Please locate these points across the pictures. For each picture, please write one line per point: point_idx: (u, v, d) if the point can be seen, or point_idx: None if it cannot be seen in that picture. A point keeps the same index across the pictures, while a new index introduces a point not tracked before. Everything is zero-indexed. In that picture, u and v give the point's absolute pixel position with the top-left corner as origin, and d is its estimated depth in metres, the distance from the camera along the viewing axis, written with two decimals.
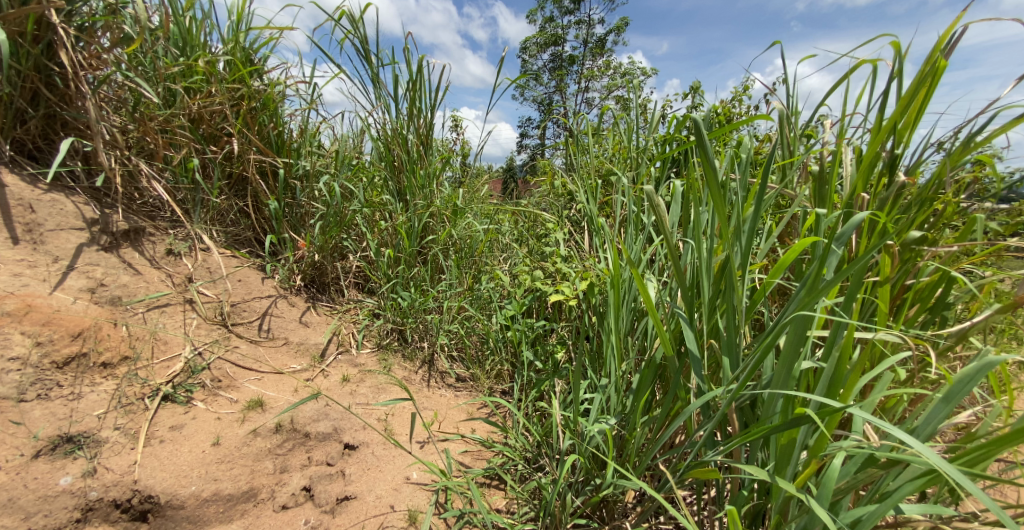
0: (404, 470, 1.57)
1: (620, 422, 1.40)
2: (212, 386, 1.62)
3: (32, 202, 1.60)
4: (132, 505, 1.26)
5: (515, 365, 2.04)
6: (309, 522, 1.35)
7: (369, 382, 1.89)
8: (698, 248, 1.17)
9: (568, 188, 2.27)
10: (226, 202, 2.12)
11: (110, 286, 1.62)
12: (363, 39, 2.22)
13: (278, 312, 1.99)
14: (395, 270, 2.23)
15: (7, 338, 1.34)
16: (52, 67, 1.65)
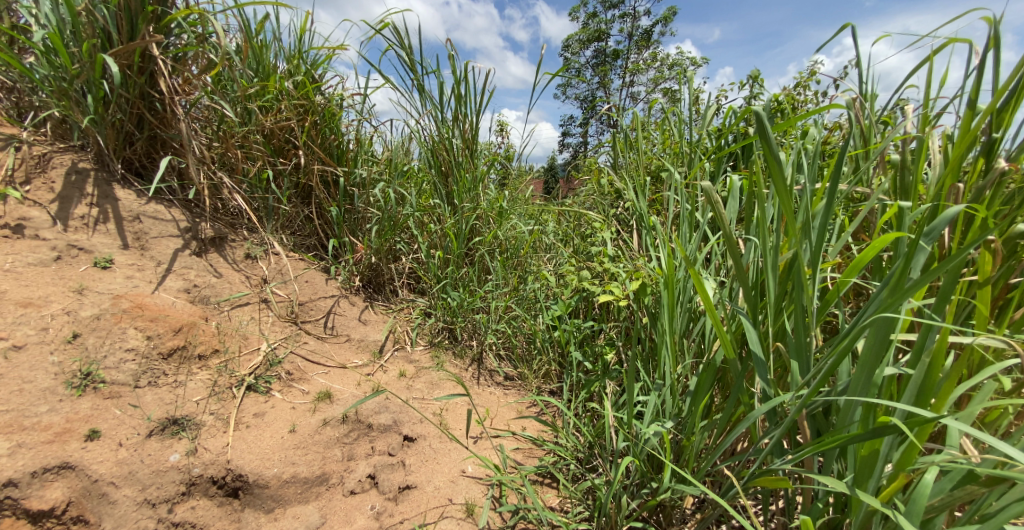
0: (459, 463, 1.66)
1: (677, 424, 1.42)
2: (287, 378, 1.77)
3: (139, 214, 1.81)
4: (226, 482, 1.42)
5: (563, 364, 2.09)
6: (375, 507, 1.48)
7: (424, 378, 2.01)
8: (763, 246, 1.16)
9: (615, 187, 2.30)
10: (294, 210, 2.29)
11: (202, 287, 1.82)
12: (409, 49, 2.34)
13: (341, 311, 2.15)
14: (445, 271, 2.34)
15: (124, 333, 1.53)
16: (154, 95, 1.86)
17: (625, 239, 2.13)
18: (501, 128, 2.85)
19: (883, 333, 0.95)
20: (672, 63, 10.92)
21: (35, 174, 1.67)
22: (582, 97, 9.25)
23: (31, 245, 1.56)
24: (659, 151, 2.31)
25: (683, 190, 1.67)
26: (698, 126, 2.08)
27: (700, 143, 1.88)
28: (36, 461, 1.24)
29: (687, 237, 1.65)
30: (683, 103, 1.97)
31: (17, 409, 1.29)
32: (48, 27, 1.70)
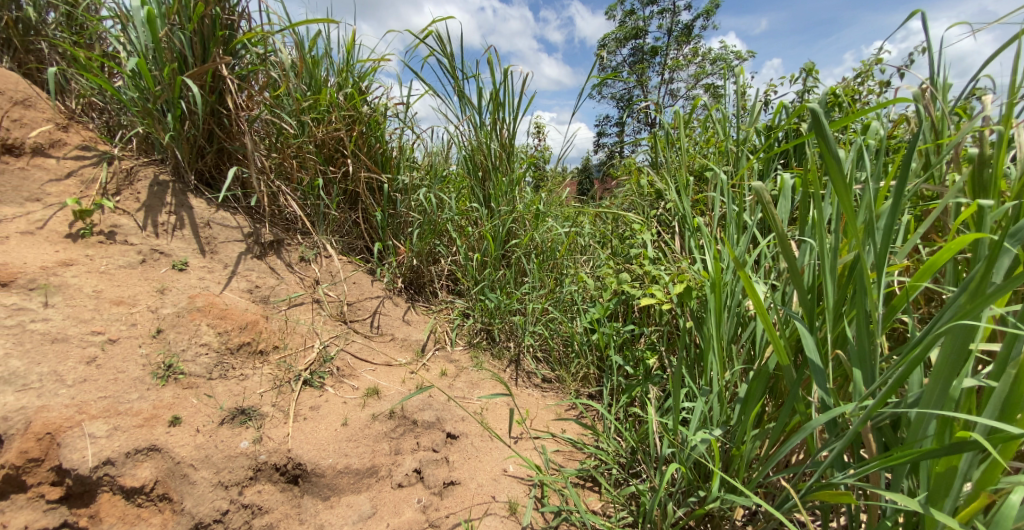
0: (502, 461, 1.70)
1: (726, 431, 1.41)
2: (338, 374, 1.88)
3: (209, 220, 1.97)
4: (287, 469, 1.49)
5: (603, 368, 2.11)
6: (422, 501, 1.53)
7: (464, 378, 2.08)
8: (821, 248, 1.15)
9: (654, 187, 2.31)
10: (343, 215, 2.40)
11: (263, 288, 1.96)
12: (448, 56, 2.43)
13: (385, 312, 2.25)
14: (483, 273, 2.42)
15: (198, 329, 1.65)
16: (222, 111, 2.01)
17: (666, 240, 2.12)
18: (538, 131, 2.90)
19: (961, 341, 0.92)
20: (711, 58, 10.66)
21: (123, 187, 1.84)
22: (619, 97, 9.18)
23: (118, 249, 1.72)
24: (702, 150, 2.29)
25: (729, 191, 1.66)
26: (745, 123, 2.06)
27: (747, 141, 1.85)
28: (124, 443, 1.32)
29: (734, 238, 1.64)
30: (726, 102, 1.96)
31: (112, 395, 1.38)
32: (134, 54, 1.88)
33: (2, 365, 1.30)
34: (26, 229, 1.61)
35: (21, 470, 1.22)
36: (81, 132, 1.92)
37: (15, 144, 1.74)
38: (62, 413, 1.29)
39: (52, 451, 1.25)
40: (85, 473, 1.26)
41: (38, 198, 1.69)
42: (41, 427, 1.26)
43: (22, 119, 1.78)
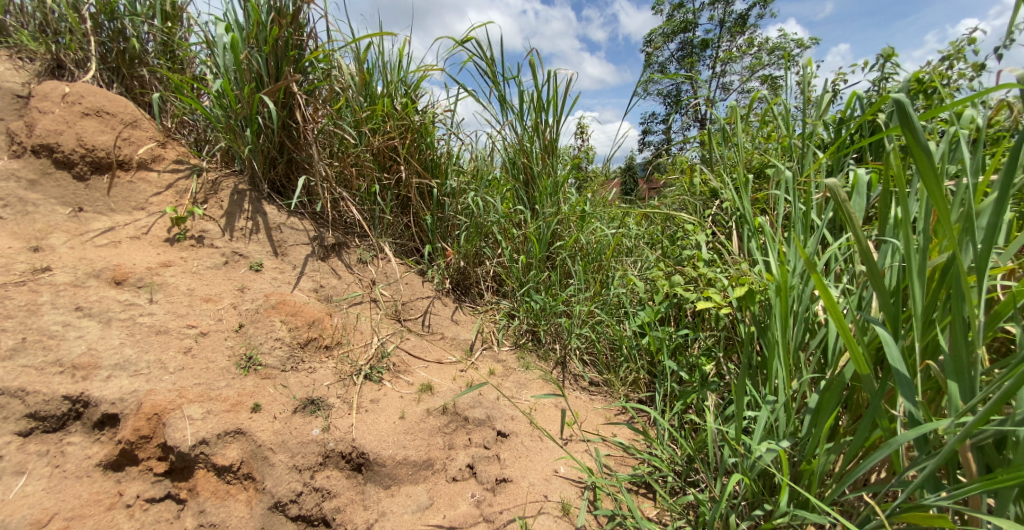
0: (552, 462, 1.70)
1: (794, 443, 1.36)
2: (394, 369, 1.94)
3: (281, 225, 2.14)
4: (352, 457, 1.55)
5: (654, 372, 2.09)
6: (475, 495, 1.56)
7: (512, 379, 2.12)
8: (909, 249, 1.11)
9: (710, 185, 2.27)
10: (396, 219, 2.50)
11: (326, 288, 2.10)
12: (489, 61, 2.50)
13: (436, 311, 2.34)
14: (528, 275, 2.46)
15: (273, 327, 1.76)
16: (293, 124, 2.17)
17: (721, 241, 2.07)
18: (581, 131, 2.90)
19: None
20: (767, 48, 10.15)
21: (209, 196, 2.03)
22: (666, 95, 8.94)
23: (206, 252, 1.90)
24: (759, 146, 2.22)
25: (796, 189, 1.60)
26: (811, 116, 1.97)
27: (813, 133, 1.77)
28: (216, 425, 1.43)
29: (801, 240, 1.57)
30: (785, 95, 1.88)
31: (205, 383, 1.51)
32: (219, 77, 2.10)
33: (118, 353, 1.45)
34: (135, 234, 1.83)
35: (134, 445, 1.34)
36: (175, 148, 2.11)
37: (125, 160, 1.95)
38: (165, 396, 1.42)
39: (159, 429, 1.37)
40: (186, 450, 1.37)
41: (143, 207, 1.91)
42: (150, 408, 1.38)
43: (130, 138, 1.98)
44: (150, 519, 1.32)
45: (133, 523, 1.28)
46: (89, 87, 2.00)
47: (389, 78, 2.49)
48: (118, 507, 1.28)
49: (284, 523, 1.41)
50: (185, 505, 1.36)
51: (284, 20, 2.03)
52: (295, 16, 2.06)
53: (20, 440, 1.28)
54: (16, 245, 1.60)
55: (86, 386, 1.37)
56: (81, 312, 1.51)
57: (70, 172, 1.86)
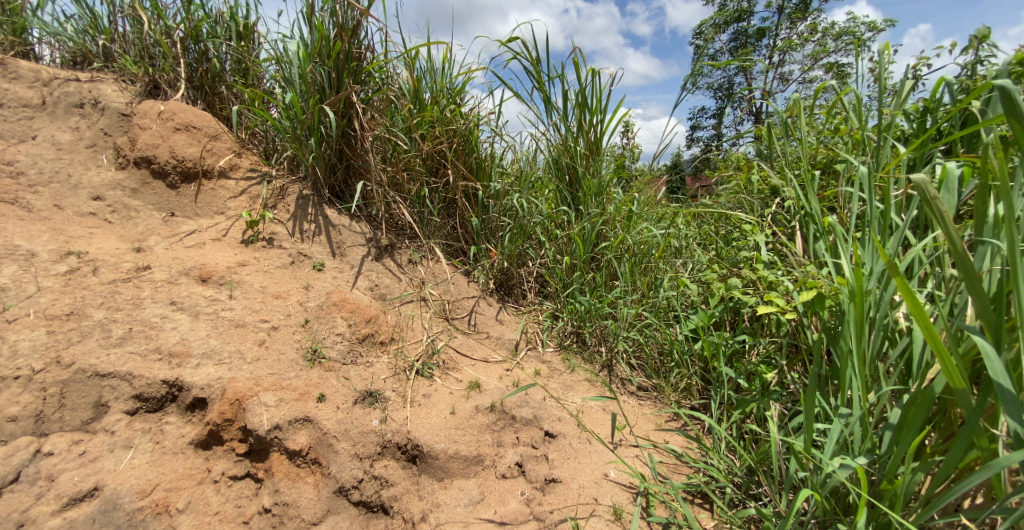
0: (602, 466, 1.71)
1: (871, 461, 1.29)
2: (444, 366, 2.01)
3: (340, 226, 2.28)
4: (407, 449, 1.62)
5: (709, 379, 2.06)
6: (524, 494, 1.60)
7: (557, 379, 2.14)
8: (1014, 252, 1.04)
9: (771, 183, 2.19)
10: (443, 221, 2.56)
11: (380, 286, 2.21)
12: (534, 61, 2.53)
13: (481, 310, 2.39)
14: (572, 276, 2.47)
15: (334, 323, 1.88)
16: (352, 133, 2.28)
17: (782, 240, 1.99)
18: (627, 129, 2.89)
19: None
20: (829, 33, 9.59)
21: (278, 202, 2.19)
22: (719, 85, 8.64)
23: (275, 252, 2.05)
24: (823, 139, 2.12)
25: (871, 187, 1.51)
26: (888, 106, 1.83)
27: (889, 126, 1.66)
28: (287, 412, 1.54)
29: (879, 242, 1.49)
30: (857, 85, 1.78)
31: (277, 373, 1.63)
32: (287, 90, 2.28)
33: (205, 343, 1.60)
34: (217, 236, 2.00)
35: (220, 427, 1.47)
36: (250, 157, 2.29)
37: (209, 169, 2.13)
38: (245, 383, 1.55)
39: (240, 413, 1.49)
40: (263, 434, 1.48)
41: (223, 212, 2.09)
42: (232, 394, 1.51)
43: (213, 150, 2.16)
44: (233, 495, 1.43)
45: (219, 497, 1.40)
46: (181, 104, 2.19)
47: (436, 80, 2.53)
48: (207, 481, 1.41)
49: (347, 508, 1.48)
50: (263, 484, 1.47)
51: (345, 34, 2.17)
52: (354, 31, 2.20)
53: (127, 417, 1.42)
54: (122, 246, 1.80)
55: (181, 371, 1.50)
56: (175, 305, 1.66)
57: (164, 182, 2.05)
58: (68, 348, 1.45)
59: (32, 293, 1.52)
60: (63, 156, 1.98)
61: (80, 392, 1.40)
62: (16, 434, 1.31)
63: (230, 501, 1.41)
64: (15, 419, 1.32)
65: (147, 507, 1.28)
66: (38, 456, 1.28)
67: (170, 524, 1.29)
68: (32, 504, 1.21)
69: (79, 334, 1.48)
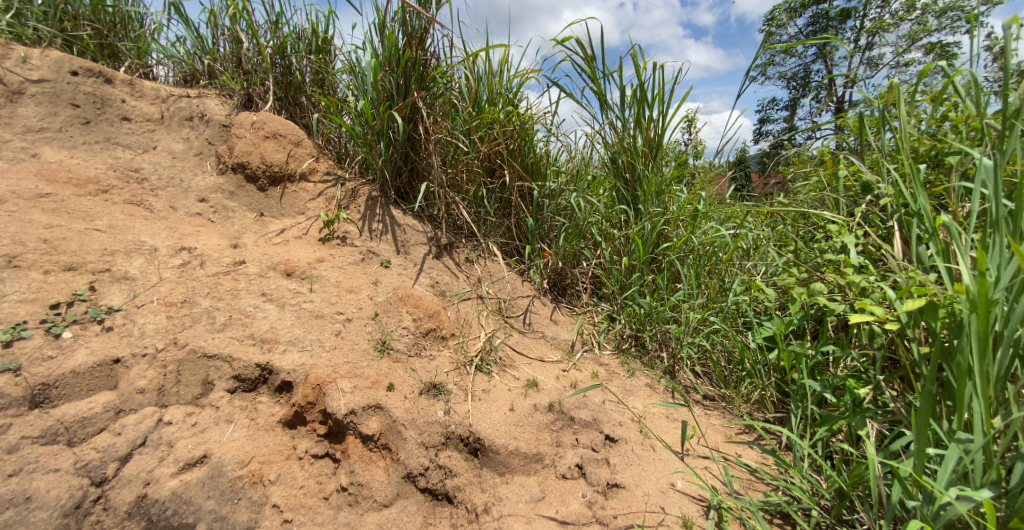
0: (668, 476, 1.66)
1: (998, 495, 1.15)
2: (504, 361, 2.07)
3: (404, 224, 2.40)
4: (469, 441, 1.64)
5: (786, 391, 1.94)
6: (586, 496, 1.56)
7: (616, 382, 2.12)
8: None
9: (860, 179, 2.02)
10: (499, 220, 2.62)
11: (441, 283, 2.29)
12: (590, 59, 2.55)
13: (536, 310, 2.43)
14: (630, 278, 2.46)
15: (400, 317, 1.98)
16: (417, 137, 2.40)
17: (876, 241, 1.79)
18: (690, 126, 2.84)
19: None
20: (928, 11, 8.70)
21: (350, 202, 2.34)
22: (795, 76, 8.16)
23: (348, 250, 2.19)
24: (926, 129, 1.91)
25: (995, 182, 1.34)
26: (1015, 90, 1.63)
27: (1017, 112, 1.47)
28: (361, 399, 1.63)
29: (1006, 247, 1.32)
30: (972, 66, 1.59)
31: (352, 362, 1.75)
32: (359, 98, 2.45)
33: (291, 331, 1.75)
34: (298, 235, 2.18)
35: (303, 409, 1.59)
36: (326, 161, 2.45)
37: (292, 173, 2.31)
38: (324, 370, 1.67)
39: (321, 397, 1.61)
40: (341, 417, 1.58)
41: (303, 212, 2.27)
42: (314, 379, 1.63)
43: (296, 155, 2.34)
44: (315, 472, 1.54)
45: (303, 473, 1.52)
46: (271, 114, 2.40)
47: (495, 82, 2.59)
48: (293, 457, 1.54)
49: (414, 493, 1.53)
50: (340, 464, 1.56)
51: (413, 42, 2.28)
52: (422, 38, 2.30)
53: (229, 395, 1.58)
54: (222, 243, 2.00)
55: (271, 355, 1.66)
56: (266, 297, 1.83)
57: (255, 185, 2.26)
58: (183, 331, 1.62)
59: (154, 283, 1.72)
60: (177, 163, 2.22)
61: (191, 370, 1.57)
62: (143, 404, 1.47)
63: (312, 477, 1.52)
64: (143, 391, 1.48)
65: (245, 476, 1.42)
66: (160, 425, 1.44)
67: (264, 493, 1.42)
68: (156, 466, 1.36)
69: (191, 319, 1.66)
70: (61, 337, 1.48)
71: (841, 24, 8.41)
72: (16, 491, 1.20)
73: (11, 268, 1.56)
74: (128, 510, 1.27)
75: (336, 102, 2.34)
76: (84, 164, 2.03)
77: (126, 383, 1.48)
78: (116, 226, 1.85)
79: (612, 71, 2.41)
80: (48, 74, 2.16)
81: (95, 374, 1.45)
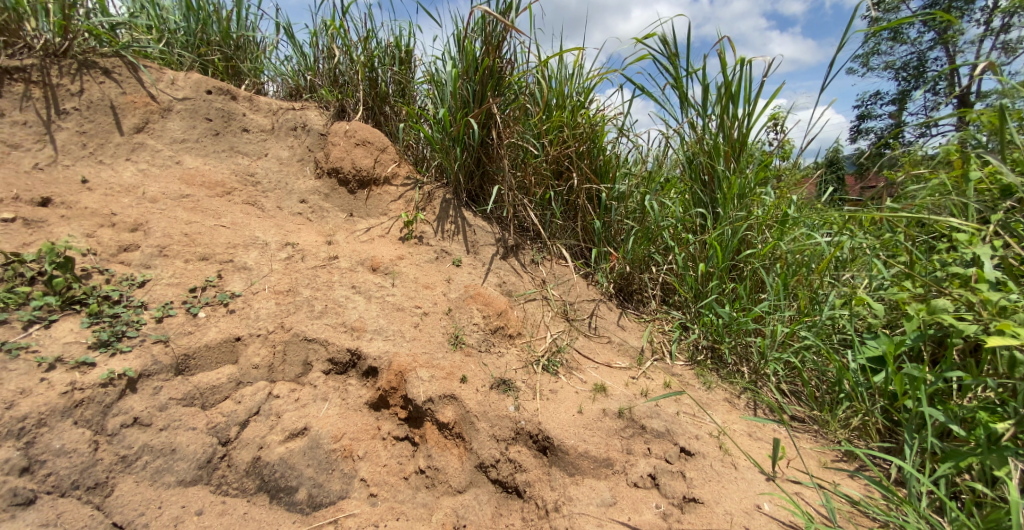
0: (753, 497, 1.58)
1: None
2: (571, 363, 2.10)
3: (473, 225, 2.50)
4: (538, 439, 1.68)
5: (895, 419, 1.76)
6: (660, 507, 1.55)
7: (692, 394, 2.07)
8: None
9: (1000, 182, 1.80)
10: (564, 223, 2.65)
11: (508, 283, 2.36)
12: (671, 57, 2.53)
13: (602, 314, 2.44)
14: (707, 286, 2.39)
15: (470, 314, 2.07)
16: (490, 142, 2.50)
17: (1017, 253, 1.60)
18: (777, 124, 2.74)
19: None
20: None
21: (427, 205, 2.49)
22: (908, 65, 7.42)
23: (424, 248, 2.33)
24: None
25: None
26: None
27: None
28: (437, 388, 1.72)
29: None
30: None
31: (429, 353, 1.86)
32: (437, 106, 2.62)
33: (376, 322, 1.89)
34: (381, 234, 2.35)
35: (387, 393, 1.72)
36: (406, 166, 2.61)
37: (378, 177, 2.50)
38: (406, 358, 1.79)
39: (402, 383, 1.73)
40: (420, 403, 1.68)
41: (386, 213, 2.44)
42: (397, 366, 1.75)
43: (382, 160, 2.52)
44: (396, 453, 1.65)
45: (386, 452, 1.64)
46: (362, 124, 2.60)
47: (572, 85, 2.64)
48: (377, 437, 1.66)
49: (485, 483, 1.60)
50: (418, 448, 1.67)
51: (491, 49, 2.39)
52: (499, 45, 2.39)
53: (324, 376, 1.74)
54: (319, 240, 2.20)
55: (359, 342, 1.81)
56: (356, 289, 1.99)
57: (346, 188, 2.47)
58: (288, 316, 1.81)
59: (266, 273, 1.93)
60: (284, 169, 2.47)
61: (295, 351, 1.75)
62: (257, 378, 1.66)
63: (394, 457, 1.64)
64: (257, 367, 1.67)
65: (338, 449, 1.57)
66: (270, 397, 1.62)
67: (353, 467, 1.56)
68: (267, 433, 1.54)
69: (295, 306, 1.85)
70: (197, 316, 1.70)
71: (967, 4, 7.55)
72: (164, 443, 1.42)
73: (161, 257, 1.84)
74: (246, 468, 1.46)
75: (417, 111, 2.51)
76: (214, 169, 2.32)
77: (244, 358, 1.68)
78: (237, 223, 2.10)
79: (694, 68, 2.37)
80: (190, 93, 2.46)
81: (221, 349, 1.66)
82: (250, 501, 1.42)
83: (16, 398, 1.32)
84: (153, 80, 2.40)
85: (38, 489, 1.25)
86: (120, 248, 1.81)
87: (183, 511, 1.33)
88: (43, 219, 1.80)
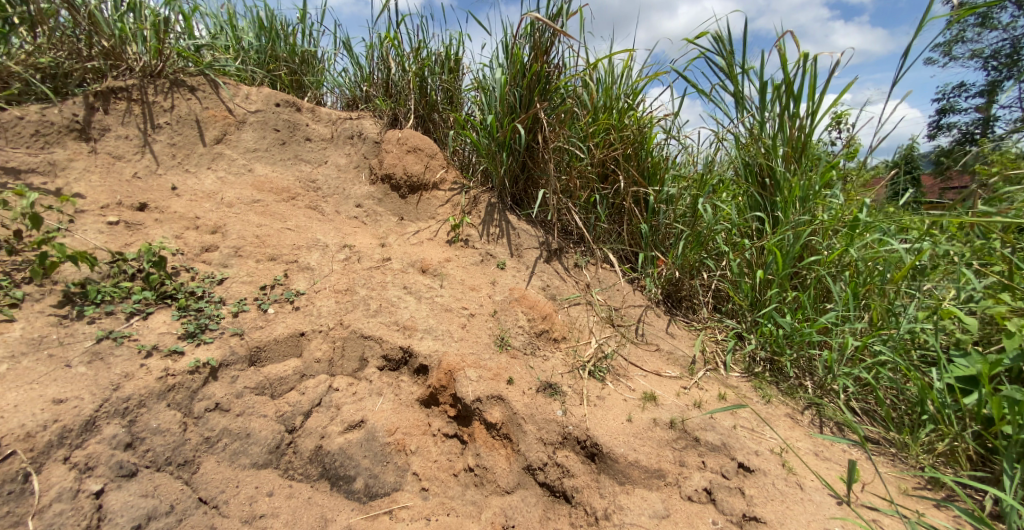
0: (823, 520, 1.52)
1: None
2: (619, 370, 2.09)
3: (518, 229, 2.54)
4: (586, 445, 1.68)
5: (991, 445, 1.66)
6: (717, 523, 1.53)
7: (752, 407, 2.01)
8: None
9: None
10: (610, 228, 2.65)
11: (552, 286, 2.38)
12: (727, 57, 2.50)
13: (649, 320, 2.42)
14: (765, 294, 2.33)
15: (512, 316, 2.11)
16: (535, 146, 2.54)
17: None
18: (841, 123, 2.65)
19: None
20: None
21: (472, 209, 2.55)
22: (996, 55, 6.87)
23: (470, 251, 2.40)
24: None
25: None
26: None
27: None
28: (485, 388, 1.77)
29: None
30: None
31: (476, 354, 1.91)
32: (483, 111, 2.69)
33: (426, 322, 1.96)
34: (429, 237, 2.43)
35: (437, 391, 1.78)
36: (454, 171, 2.69)
37: (427, 182, 2.59)
38: (455, 358, 1.85)
39: (452, 382, 1.78)
40: (469, 402, 1.72)
41: (434, 217, 2.53)
42: (446, 365, 1.81)
43: (432, 166, 2.60)
44: (445, 450, 1.70)
45: (436, 449, 1.70)
46: (414, 131, 2.69)
47: (625, 89, 2.65)
48: (428, 434, 1.72)
49: (534, 485, 1.63)
50: (467, 445, 1.71)
51: (540, 55, 2.42)
52: (548, 51, 2.42)
53: (379, 372, 1.82)
54: (373, 242, 2.30)
55: (411, 340, 1.88)
56: (407, 290, 2.07)
57: (398, 193, 2.57)
58: (347, 315, 1.90)
59: (326, 273, 2.04)
60: (342, 176, 2.59)
61: (353, 347, 1.83)
62: (319, 372, 1.75)
63: (444, 453, 1.69)
64: (319, 361, 1.77)
65: (392, 443, 1.64)
66: (330, 390, 1.71)
67: (406, 461, 1.62)
68: (328, 424, 1.63)
69: (352, 305, 1.94)
70: (267, 312, 1.82)
71: None
72: (240, 427, 1.53)
73: (236, 257, 1.97)
74: (309, 455, 1.56)
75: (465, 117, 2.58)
76: (281, 176, 2.47)
77: (308, 352, 1.77)
78: (301, 226, 2.23)
79: (751, 67, 2.34)
80: (262, 105, 2.62)
81: (288, 343, 1.77)
82: (313, 487, 1.51)
83: (122, 381, 1.44)
84: (232, 94, 2.58)
85: (139, 463, 1.36)
86: (202, 248, 1.96)
87: (256, 491, 1.43)
88: (141, 222, 1.97)
